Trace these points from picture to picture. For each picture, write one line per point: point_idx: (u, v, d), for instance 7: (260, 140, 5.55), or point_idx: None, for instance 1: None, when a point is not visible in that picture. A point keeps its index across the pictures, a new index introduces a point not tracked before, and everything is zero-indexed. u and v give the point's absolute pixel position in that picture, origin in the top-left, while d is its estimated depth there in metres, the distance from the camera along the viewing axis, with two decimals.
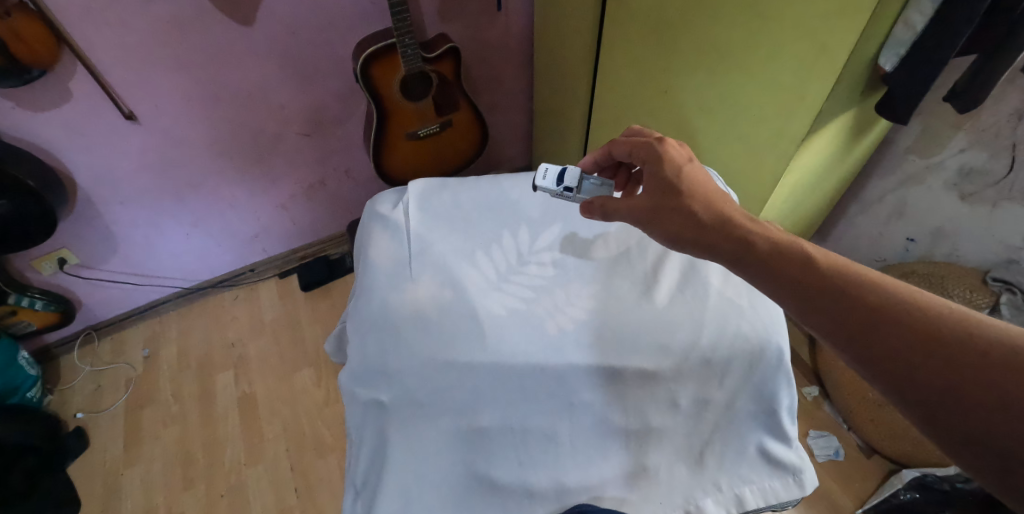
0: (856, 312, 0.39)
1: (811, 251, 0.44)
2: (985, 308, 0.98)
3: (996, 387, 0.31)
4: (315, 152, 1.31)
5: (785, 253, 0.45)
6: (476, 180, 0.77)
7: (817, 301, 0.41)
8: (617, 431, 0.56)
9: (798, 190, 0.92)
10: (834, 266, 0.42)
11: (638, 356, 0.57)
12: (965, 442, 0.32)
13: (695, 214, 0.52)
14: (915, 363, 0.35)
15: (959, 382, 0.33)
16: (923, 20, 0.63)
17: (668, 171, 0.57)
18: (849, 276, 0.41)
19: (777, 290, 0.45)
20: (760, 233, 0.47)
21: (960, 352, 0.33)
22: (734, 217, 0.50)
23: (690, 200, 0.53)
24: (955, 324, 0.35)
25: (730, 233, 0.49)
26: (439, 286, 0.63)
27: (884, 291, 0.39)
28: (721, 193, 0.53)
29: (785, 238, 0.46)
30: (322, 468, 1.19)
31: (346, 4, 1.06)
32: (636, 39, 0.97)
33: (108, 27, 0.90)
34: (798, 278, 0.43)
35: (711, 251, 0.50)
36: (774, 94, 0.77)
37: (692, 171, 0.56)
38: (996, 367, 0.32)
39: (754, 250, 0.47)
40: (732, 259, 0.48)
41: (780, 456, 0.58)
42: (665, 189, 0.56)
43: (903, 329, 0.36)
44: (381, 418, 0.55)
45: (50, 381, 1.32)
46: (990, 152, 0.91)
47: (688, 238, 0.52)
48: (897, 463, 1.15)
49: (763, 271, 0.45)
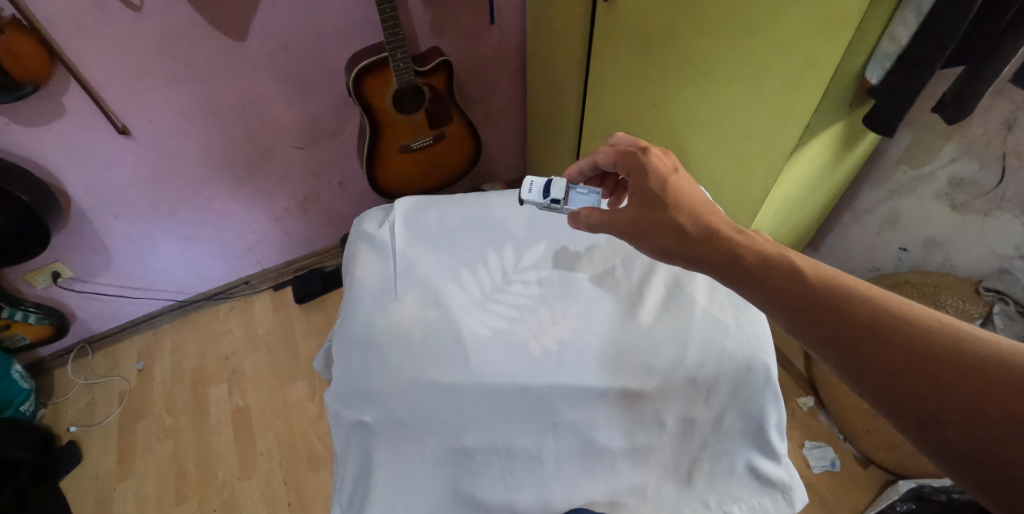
0: (847, 328, 0.39)
1: (799, 265, 0.43)
2: (978, 318, 0.98)
3: (987, 405, 0.31)
4: (309, 165, 1.31)
5: (773, 268, 0.45)
6: (462, 197, 0.77)
7: (805, 316, 0.41)
8: (605, 450, 0.55)
9: (788, 202, 0.92)
10: (821, 279, 0.42)
11: (623, 374, 0.58)
12: (956, 461, 0.32)
13: (681, 228, 0.52)
14: (908, 381, 0.35)
15: (951, 399, 0.32)
16: (909, 33, 0.63)
17: (653, 183, 0.57)
18: (837, 290, 0.41)
19: (766, 305, 0.44)
20: (748, 246, 0.47)
21: (952, 368, 0.33)
22: (722, 230, 0.50)
23: (676, 213, 0.53)
24: (944, 339, 0.35)
25: (718, 247, 0.49)
26: (423, 306, 0.63)
27: (874, 305, 0.38)
28: (707, 204, 0.53)
29: (773, 251, 0.46)
30: (316, 482, 1.18)
31: (339, 19, 1.07)
32: (627, 53, 0.97)
33: (102, 44, 0.91)
34: (785, 294, 0.43)
35: (698, 264, 0.50)
36: (763, 108, 0.77)
37: (677, 183, 0.56)
38: (988, 386, 0.31)
39: (740, 265, 0.46)
40: (720, 272, 0.48)
41: (769, 474, 0.57)
42: (651, 202, 0.56)
43: (895, 345, 0.36)
44: (364, 440, 0.55)
45: (44, 394, 1.31)
46: (981, 163, 0.92)
47: (677, 251, 0.52)
48: (893, 474, 1.15)
49: (751, 287, 0.45)
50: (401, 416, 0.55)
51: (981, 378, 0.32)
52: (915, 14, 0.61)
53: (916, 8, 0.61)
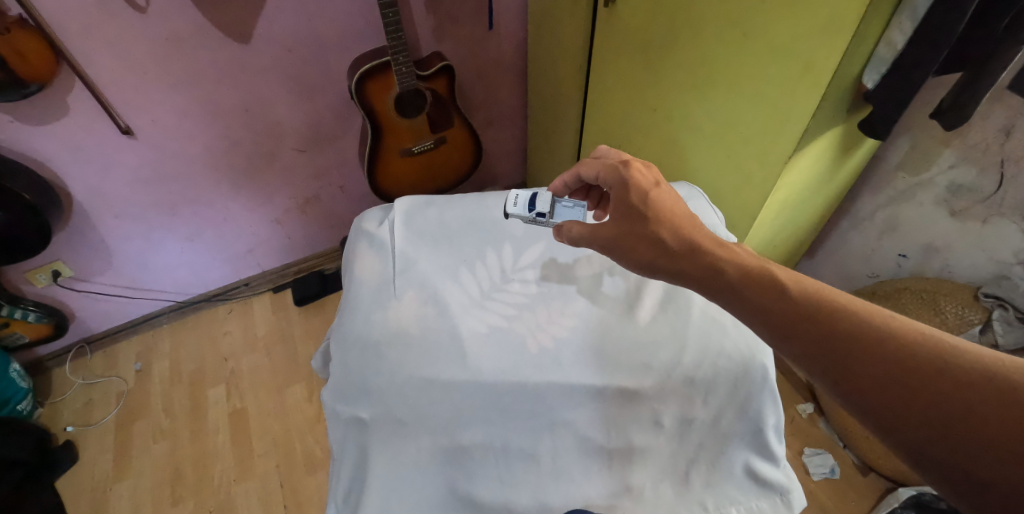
0: (830, 342, 0.38)
1: (781, 276, 0.43)
2: (977, 324, 0.99)
3: (972, 416, 0.31)
4: (311, 168, 1.32)
5: (756, 278, 0.44)
6: (463, 198, 0.77)
7: (792, 331, 0.40)
8: (599, 450, 0.55)
9: (786, 209, 0.93)
10: (806, 291, 0.41)
11: (621, 373, 0.58)
12: (944, 472, 0.32)
13: (664, 241, 0.51)
14: (896, 392, 0.34)
15: (932, 407, 0.33)
16: (904, 38, 0.64)
17: (634, 197, 0.55)
18: (823, 302, 0.40)
19: (749, 315, 0.43)
20: (728, 259, 0.46)
21: (940, 380, 0.33)
22: (703, 242, 0.49)
23: (658, 227, 0.52)
24: (927, 352, 0.35)
25: (700, 260, 0.48)
26: (421, 304, 0.63)
27: (857, 318, 0.38)
28: (689, 217, 0.52)
29: (755, 264, 0.45)
30: (312, 486, 1.18)
31: (343, 23, 1.08)
32: (628, 58, 0.98)
33: (108, 44, 0.92)
34: (768, 304, 0.42)
35: (681, 278, 0.49)
36: (762, 112, 0.77)
37: (659, 196, 0.54)
38: (975, 400, 0.31)
39: (723, 279, 0.45)
40: (703, 286, 0.47)
41: (767, 476, 0.57)
42: (632, 217, 0.54)
43: (882, 359, 0.36)
44: (360, 435, 0.56)
45: (41, 393, 1.31)
46: (979, 169, 0.92)
47: (660, 266, 0.51)
48: (893, 481, 1.14)
49: (734, 300, 0.44)
50: (398, 413, 0.55)
51: (967, 390, 0.32)
52: (910, 20, 0.62)
53: (911, 14, 0.62)
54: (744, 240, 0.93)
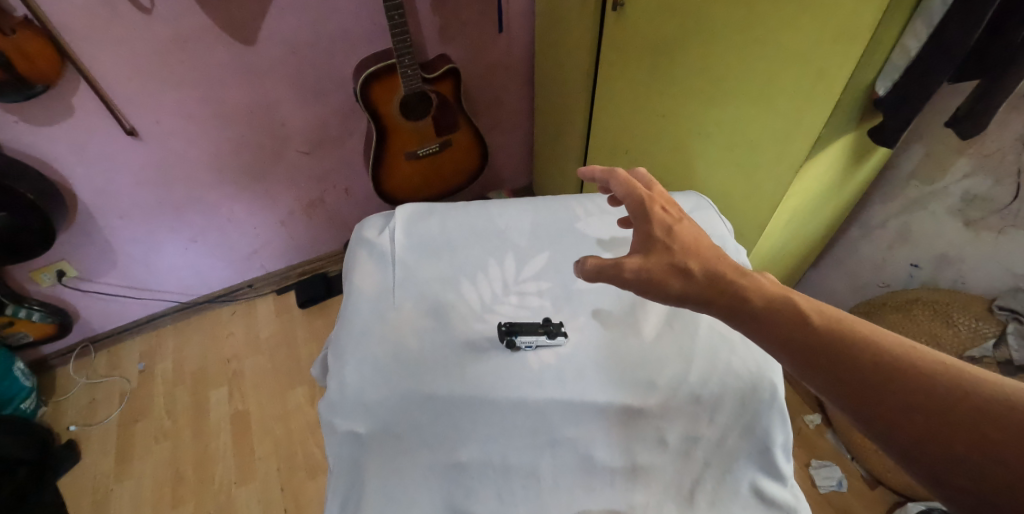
0: (850, 370, 0.36)
1: (802, 305, 0.40)
2: (992, 336, 0.97)
3: (991, 446, 0.29)
4: (315, 170, 1.31)
5: (778, 308, 0.41)
6: (465, 206, 0.76)
7: (811, 359, 0.38)
8: (602, 469, 0.54)
9: (796, 218, 0.91)
10: (827, 321, 0.39)
11: (627, 390, 0.57)
12: (966, 502, 0.30)
13: (688, 268, 0.47)
14: (915, 420, 0.32)
15: (951, 437, 0.31)
16: (919, 44, 0.61)
17: (657, 229, 0.51)
18: (842, 332, 0.38)
19: (769, 342, 0.41)
20: (754, 288, 0.43)
21: (956, 410, 0.31)
22: (724, 271, 0.45)
23: (685, 258, 0.48)
24: (947, 382, 0.33)
25: (722, 288, 0.44)
26: (421, 317, 0.62)
27: (875, 346, 0.36)
28: (714, 249, 0.49)
29: (778, 292, 0.42)
30: (313, 490, 1.17)
31: (348, 25, 1.08)
32: (636, 63, 0.97)
33: (113, 45, 0.91)
34: (788, 332, 0.40)
35: (707, 307, 0.45)
36: (773, 120, 0.75)
37: (683, 231, 0.51)
38: (995, 429, 0.30)
39: (745, 306, 0.42)
40: (722, 312, 0.44)
41: (775, 496, 0.54)
42: (656, 248, 0.50)
43: (902, 390, 0.34)
44: (358, 451, 0.54)
45: (45, 392, 1.31)
46: (995, 178, 0.90)
47: (690, 295, 0.46)
48: (902, 495, 1.12)
49: (755, 329, 0.42)
50: (395, 428, 0.55)
51: (989, 420, 0.30)
52: (925, 25, 0.60)
53: (926, 20, 0.60)
54: (754, 249, 0.92)
